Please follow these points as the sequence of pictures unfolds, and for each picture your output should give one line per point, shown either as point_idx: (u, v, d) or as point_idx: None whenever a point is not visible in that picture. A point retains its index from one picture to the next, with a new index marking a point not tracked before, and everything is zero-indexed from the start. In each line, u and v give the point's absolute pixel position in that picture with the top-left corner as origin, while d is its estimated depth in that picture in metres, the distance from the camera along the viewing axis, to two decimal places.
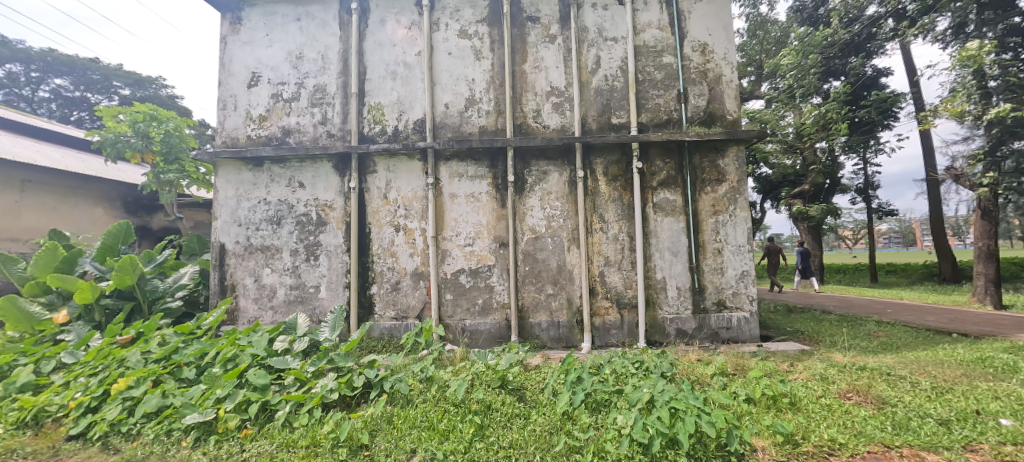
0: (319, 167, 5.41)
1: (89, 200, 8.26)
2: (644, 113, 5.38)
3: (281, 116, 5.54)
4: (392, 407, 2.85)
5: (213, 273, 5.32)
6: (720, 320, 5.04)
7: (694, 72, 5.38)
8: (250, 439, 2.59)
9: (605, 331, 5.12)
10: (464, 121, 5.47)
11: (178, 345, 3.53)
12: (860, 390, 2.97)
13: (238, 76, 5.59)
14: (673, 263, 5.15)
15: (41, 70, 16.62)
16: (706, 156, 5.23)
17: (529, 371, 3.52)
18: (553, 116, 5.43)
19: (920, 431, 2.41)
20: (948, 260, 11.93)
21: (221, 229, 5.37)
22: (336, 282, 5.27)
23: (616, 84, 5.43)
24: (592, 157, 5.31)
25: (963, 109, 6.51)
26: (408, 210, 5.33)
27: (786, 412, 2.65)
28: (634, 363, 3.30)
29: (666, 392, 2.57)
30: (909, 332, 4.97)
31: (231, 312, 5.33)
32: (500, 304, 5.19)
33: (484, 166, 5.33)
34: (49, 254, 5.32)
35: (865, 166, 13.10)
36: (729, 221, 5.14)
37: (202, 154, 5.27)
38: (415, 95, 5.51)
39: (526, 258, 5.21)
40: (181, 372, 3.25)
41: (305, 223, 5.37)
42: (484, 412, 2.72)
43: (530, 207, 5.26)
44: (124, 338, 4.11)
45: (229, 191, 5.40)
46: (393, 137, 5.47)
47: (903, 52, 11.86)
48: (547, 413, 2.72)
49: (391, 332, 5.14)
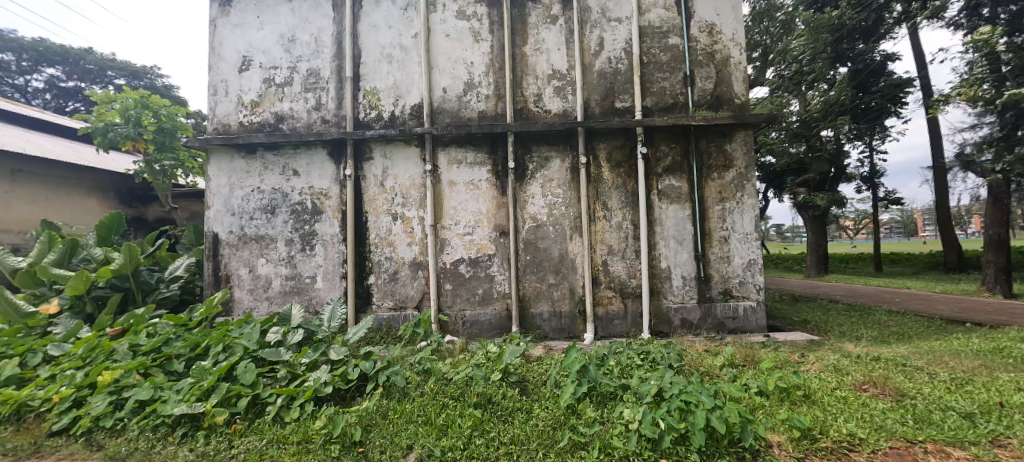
0: (313, 154, 5.25)
1: (82, 191, 8.10)
2: (649, 97, 5.20)
3: (274, 101, 5.37)
4: (388, 401, 2.72)
5: (208, 263, 5.20)
6: (726, 310, 4.92)
7: (701, 54, 5.19)
8: (239, 435, 2.46)
9: (608, 322, 4.99)
10: (463, 107, 5.29)
11: (169, 337, 3.43)
12: (877, 381, 2.84)
13: (229, 60, 5.40)
14: (678, 252, 5.01)
15: (32, 60, 16.30)
16: (713, 140, 5.06)
17: (531, 362, 3.39)
18: (555, 100, 5.25)
19: (942, 424, 2.30)
20: (954, 249, 11.76)
21: (215, 219, 5.23)
22: (333, 273, 5.14)
23: (620, 67, 5.23)
24: (595, 143, 5.14)
25: (978, 93, 6.30)
26: (406, 198, 5.18)
27: (801, 405, 2.52)
28: (640, 353, 3.21)
29: (676, 385, 2.45)
30: (920, 321, 4.83)
31: (226, 303, 5.21)
32: (500, 294, 5.07)
33: (483, 153, 5.17)
34: (47, 245, 5.40)
35: (871, 154, 12.85)
36: (736, 208, 4.99)
37: (194, 141, 5.12)
38: (412, 79, 5.32)
39: (527, 247, 5.07)
40: (171, 364, 3.12)
41: (299, 212, 5.23)
42: (484, 405, 2.59)
43: (531, 194, 5.11)
44: (114, 331, 4.00)
45: (221, 180, 5.25)
46: (390, 123, 5.31)
47: (912, 37, 11.64)
48: (550, 407, 2.58)
49: (389, 323, 5.02)
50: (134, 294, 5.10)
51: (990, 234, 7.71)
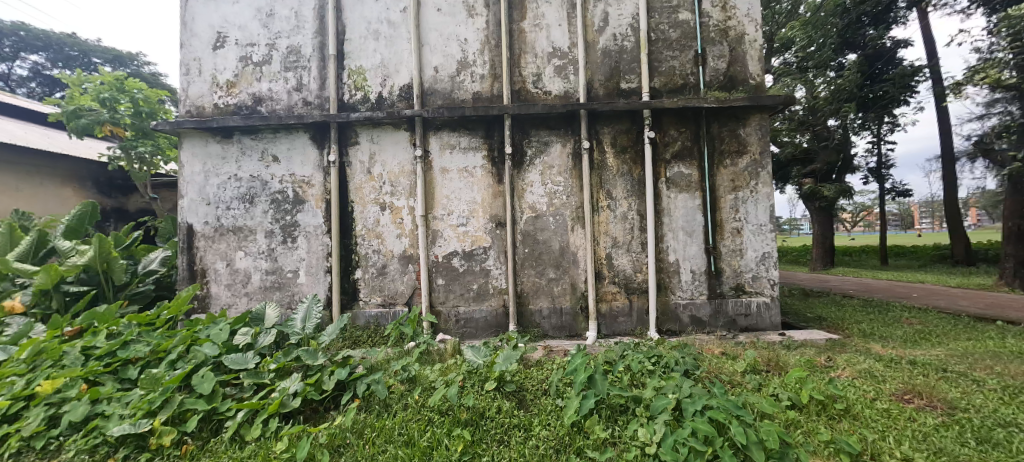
0: (295, 139, 4.86)
1: (56, 180, 7.68)
2: (657, 77, 4.81)
3: (251, 81, 4.95)
4: (366, 416, 2.38)
5: (182, 256, 4.82)
6: (738, 306, 4.60)
7: (714, 30, 4.80)
8: (189, 458, 2.13)
9: (612, 319, 4.67)
10: (456, 88, 4.90)
11: (128, 338, 3.06)
12: (922, 391, 2.51)
13: (202, 36, 4.97)
14: (688, 244, 4.67)
15: (14, 47, 15.84)
16: (726, 124, 4.69)
17: (530, 367, 3.05)
18: (556, 80, 4.86)
19: (1010, 446, 1.98)
20: (962, 242, 11.48)
21: (188, 209, 4.84)
22: (316, 267, 4.78)
23: (626, 45, 4.84)
24: (598, 126, 4.76)
25: (1000, 76, 5.97)
26: (394, 187, 4.81)
27: (841, 421, 2.20)
28: (651, 357, 2.88)
29: (697, 398, 2.12)
30: (946, 319, 4.53)
31: (202, 299, 4.84)
32: (497, 289, 4.72)
33: (478, 137, 4.79)
34: (7, 237, 4.93)
35: (879, 143, 12.47)
36: (750, 197, 4.64)
37: (164, 124, 4.71)
38: (401, 57, 4.91)
39: (525, 239, 4.72)
40: (125, 371, 2.76)
41: (280, 201, 4.84)
42: (476, 422, 2.25)
43: (530, 182, 4.74)
44: (71, 330, 3.63)
45: (196, 166, 4.85)
46: (377, 105, 4.91)
47: (923, 22, 11.23)
48: (553, 424, 2.24)
49: (377, 320, 4.68)
50: (105, 290, 4.71)
51: (1008, 226, 7.40)
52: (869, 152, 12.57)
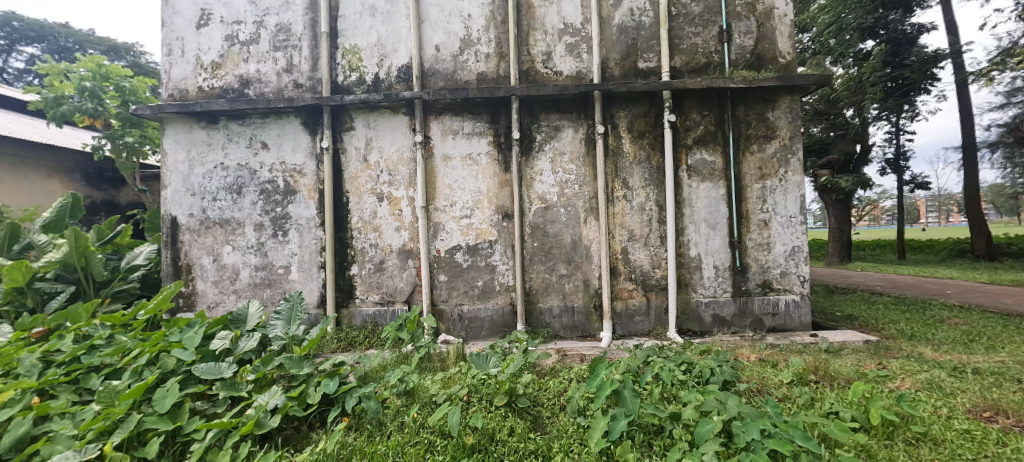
0: (285, 125, 4.50)
1: (44, 171, 7.35)
2: (678, 56, 4.42)
3: (238, 62, 4.59)
4: (355, 438, 2.05)
5: (165, 251, 4.48)
6: (765, 305, 4.24)
7: (740, 4, 4.38)
8: None
9: (628, 319, 4.32)
10: (459, 68, 4.52)
11: (93, 342, 2.73)
12: (1006, 409, 2.15)
13: (185, 14, 4.59)
14: (710, 238, 4.30)
15: (8, 38, 15.51)
16: (753, 107, 4.29)
17: (544, 376, 2.72)
18: (567, 59, 4.47)
19: None
20: (983, 236, 11.04)
21: (172, 199, 4.49)
22: (310, 262, 4.44)
23: (644, 20, 4.44)
24: (614, 109, 4.38)
25: None
26: (392, 176, 4.45)
27: (921, 448, 1.85)
28: (682, 366, 2.54)
29: (751, 421, 1.78)
30: (995, 319, 4.14)
31: (187, 297, 4.50)
32: (503, 286, 4.37)
33: (483, 121, 4.42)
34: None
35: (898, 133, 12.00)
36: (778, 187, 4.26)
37: (144, 108, 4.34)
38: (399, 35, 4.53)
39: (534, 233, 4.36)
40: (86, 380, 2.43)
41: (270, 191, 4.49)
42: (484, 448, 1.92)
43: (539, 170, 4.37)
44: (39, 332, 3.31)
45: (179, 154, 4.50)
46: (373, 87, 4.54)
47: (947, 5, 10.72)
48: (576, 451, 1.90)
49: (375, 320, 4.35)
50: (85, 288, 4.36)
51: None
52: (887, 143, 12.10)
